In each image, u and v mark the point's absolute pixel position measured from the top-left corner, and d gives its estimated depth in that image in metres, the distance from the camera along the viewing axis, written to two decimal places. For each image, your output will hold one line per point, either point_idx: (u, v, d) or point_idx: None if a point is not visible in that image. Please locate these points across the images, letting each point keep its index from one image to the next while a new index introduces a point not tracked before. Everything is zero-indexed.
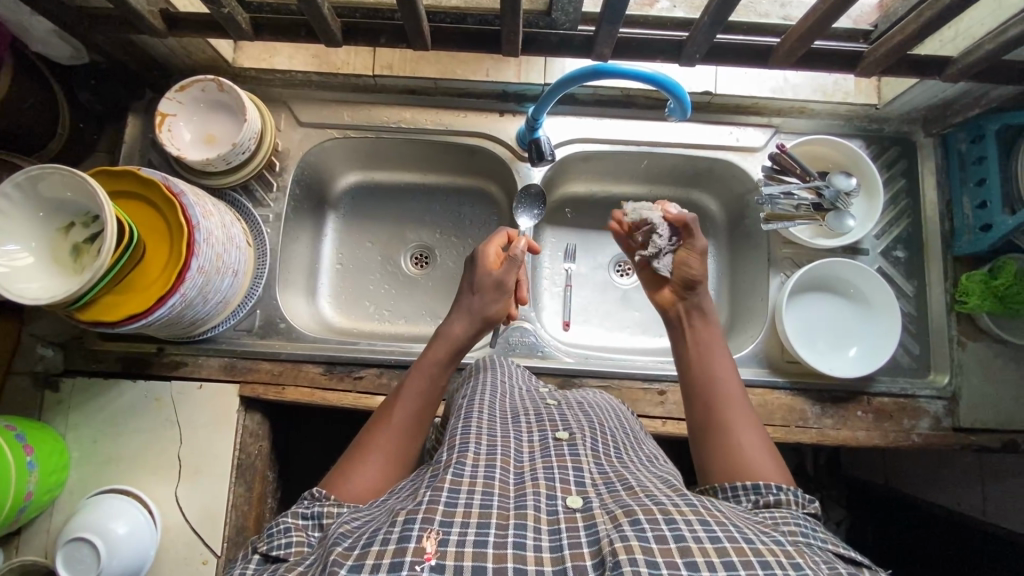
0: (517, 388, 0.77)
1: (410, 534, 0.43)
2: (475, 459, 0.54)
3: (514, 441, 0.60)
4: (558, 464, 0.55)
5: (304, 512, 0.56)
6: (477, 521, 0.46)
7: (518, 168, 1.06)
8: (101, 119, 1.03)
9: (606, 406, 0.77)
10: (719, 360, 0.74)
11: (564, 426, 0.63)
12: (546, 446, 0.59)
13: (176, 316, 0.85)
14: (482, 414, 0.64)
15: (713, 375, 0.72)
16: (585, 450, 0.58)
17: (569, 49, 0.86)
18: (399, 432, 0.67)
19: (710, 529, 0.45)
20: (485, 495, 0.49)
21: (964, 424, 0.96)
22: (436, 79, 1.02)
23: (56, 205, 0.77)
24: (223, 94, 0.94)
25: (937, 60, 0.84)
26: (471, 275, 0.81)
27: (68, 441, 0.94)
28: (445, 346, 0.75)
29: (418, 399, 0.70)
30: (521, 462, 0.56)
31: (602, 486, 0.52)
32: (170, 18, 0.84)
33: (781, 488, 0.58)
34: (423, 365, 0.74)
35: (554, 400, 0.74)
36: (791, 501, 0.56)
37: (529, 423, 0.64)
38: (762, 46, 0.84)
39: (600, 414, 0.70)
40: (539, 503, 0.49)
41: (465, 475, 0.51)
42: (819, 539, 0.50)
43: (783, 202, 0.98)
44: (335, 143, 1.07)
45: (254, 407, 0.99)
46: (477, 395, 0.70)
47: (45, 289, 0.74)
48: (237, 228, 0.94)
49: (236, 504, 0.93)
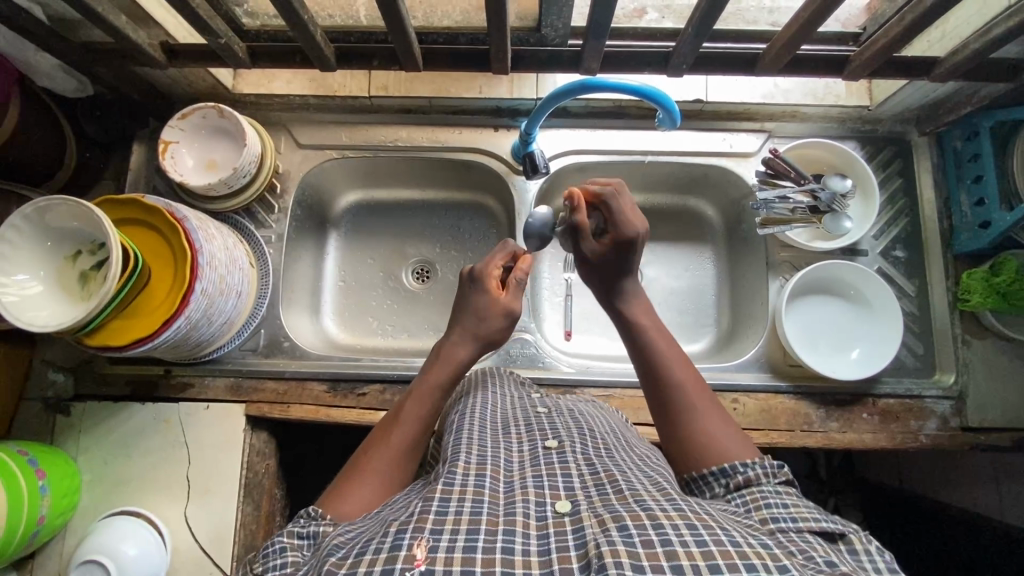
0: (511, 396, 0.79)
1: (402, 542, 0.44)
2: (467, 467, 0.54)
3: (504, 451, 0.61)
4: (548, 473, 0.56)
5: (300, 532, 0.56)
6: (466, 527, 0.46)
7: (514, 182, 1.07)
8: (107, 148, 1.06)
9: (596, 412, 0.77)
10: (653, 334, 0.76)
11: (554, 433, 0.64)
12: (536, 455, 0.60)
13: (182, 338, 0.87)
14: (472, 426, 0.65)
15: (649, 347, 0.74)
16: (575, 455, 0.59)
17: (559, 65, 0.88)
18: (396, 454, 0.67)
19: (697, 532, 0.45)
20: (475, 502, 0.50)
21: (973, 423, 0.94)
22: (431, 97, 1.04)
23: (62, 234, 0.79)
24: (224, 120, 0.97)
25: (923, 61, 0.84)
26: (478, 300, 0.80)
27: (80, 464, 0.96)
28: (446, 369, 0.75)
29: (418, 421, 0.70)
30: (510, 472, 0.57)
31: (592, 488, 0.53)
32: (170, 49, 0.87)
33: (747, 464, 0.61)
34: (424, 388, 0.73)
35: (545, 408, 0.74)
36: (760, 475, 0.59)
37: (519, 433, 0.65)
38: (748, 54, 0.86)
39: (589, 420, 0.71)
40: (528, 510, 0.50)
41: (455, 484, 0.51)
42: (789, 519, 0.52)
43: (779, 206, 0.99)
44: (334, 163, 1.09)
45: (260, 426, 1.00)
46: (472, 408, 0.71)
47: (54, 316, 0.77)
48: (240, 251, 0.96)
49: (244, 523, 0.94)
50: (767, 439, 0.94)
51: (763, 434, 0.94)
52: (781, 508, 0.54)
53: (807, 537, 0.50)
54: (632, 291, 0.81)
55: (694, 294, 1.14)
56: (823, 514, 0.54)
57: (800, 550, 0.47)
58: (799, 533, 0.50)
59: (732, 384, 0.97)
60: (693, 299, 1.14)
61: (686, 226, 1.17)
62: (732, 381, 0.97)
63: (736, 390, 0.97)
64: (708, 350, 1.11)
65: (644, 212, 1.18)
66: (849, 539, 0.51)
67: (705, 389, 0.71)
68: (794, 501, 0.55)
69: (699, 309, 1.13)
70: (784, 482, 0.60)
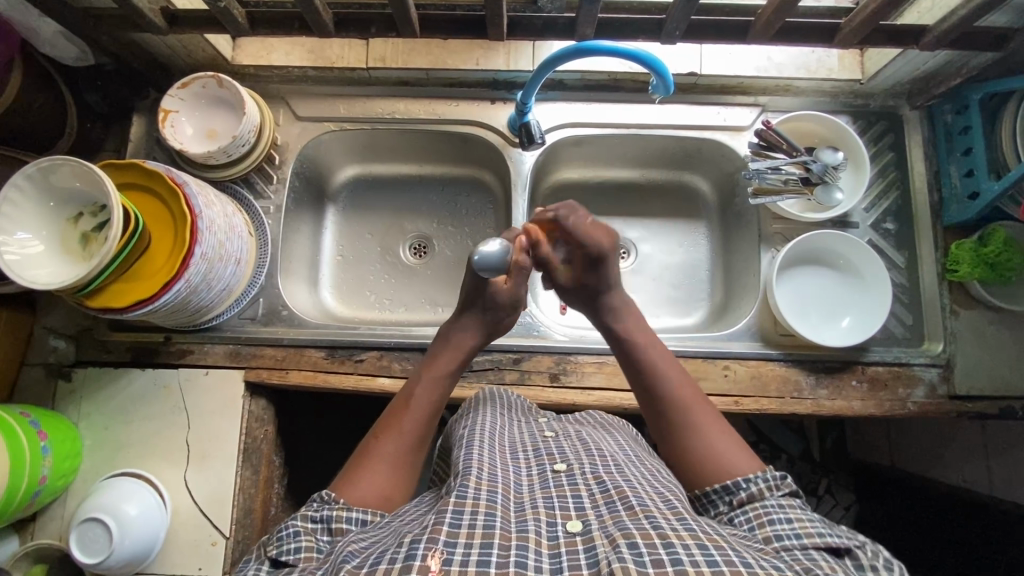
0: (520, 421, 0.81)
1: (416, 554, 0.46)
2: (478, 482, 0.56)
3: (513, 473, 0.62)
4: (558, 494, 0.57)
5: (313, 515, 0.59)
6: (480, 542, 0.48)
7: (509, 154, 1.08)
8: (108, 119, 1.08)
9: (605, 432, 0.79)
10: (648, 352, 0.76)
11: (563, 457, 0.66)
12: (545, 477, 0.61)
13: (182, 302, 0.88)
14: (482, 443, 0.67)
15: (646, 366, 0.75)
16: (584, 476, 0.60)
17: (554, 32, 0.88)
18: (407, 441, 0.69)
19: (707, 552, 0.46)
20: (487, 515, 0.51)
21: (960, 391, 0.96)
22: (428, 69, 1.05)
23: (68, 195, 0.81)
24: (222, 90, 0.98)
25: (913, 29, 0.86)
26: (485, 290, 0.78)
27: (81, 429, 0.97)
28: (456, 355, 0.77)
29: (428, 408, 0.73)
30: (521, 492, 0.58)
31: (602, 507, 0.54)
32: (170, 15, 0.87)
33: (750, 480, 0.61)
34: (433, 374, 0.75)
35: (552, 432, 0.76)
36: (764, 489, 0.60)
37: (526, 458, 0.67)
38: (741, 22, 0.87)
39: (598, 441, 0.72)
40: (540, 528, 0.51)
41: (468, 497, 0.53)
42: (794, 536, 0.54)
43: (771, 177, 1.00)
44: (332, 136, 1.10)
45: (259, 393, 1.01)
46: (479, 426, 0.74)
47: (54, 275, 0.78)
48: (238, 218, 0.97)
49: (243, 487, 0.95)
50: (757, 405, 0.96)
51: (754, 400, 0.96)
52: (785, 523, 0.56)
53: (812, 554, 0.50)
54: (620, 306, 0.80)
55: (688, 268, 1.16)
56: (828, 527, 0.55)
57: (806, 568, 0.48)
58: (803, 550, 0.51)
59: (723, 352, 0.98)
60: (686, 274, 1.15)
61: (680, 202, 1.18)
62: (723, 349, 0.99)
63: (728, 358, 0.98)
64: (701, 323, 1.12)
65: (639, 187, 1.19)
66: (855, 555, 0.51)
67: (709, 408, 0.72)
68: (798, 515, 0.57)
69: (692, 284, 1.15)
70: (788, 494, 0.61)
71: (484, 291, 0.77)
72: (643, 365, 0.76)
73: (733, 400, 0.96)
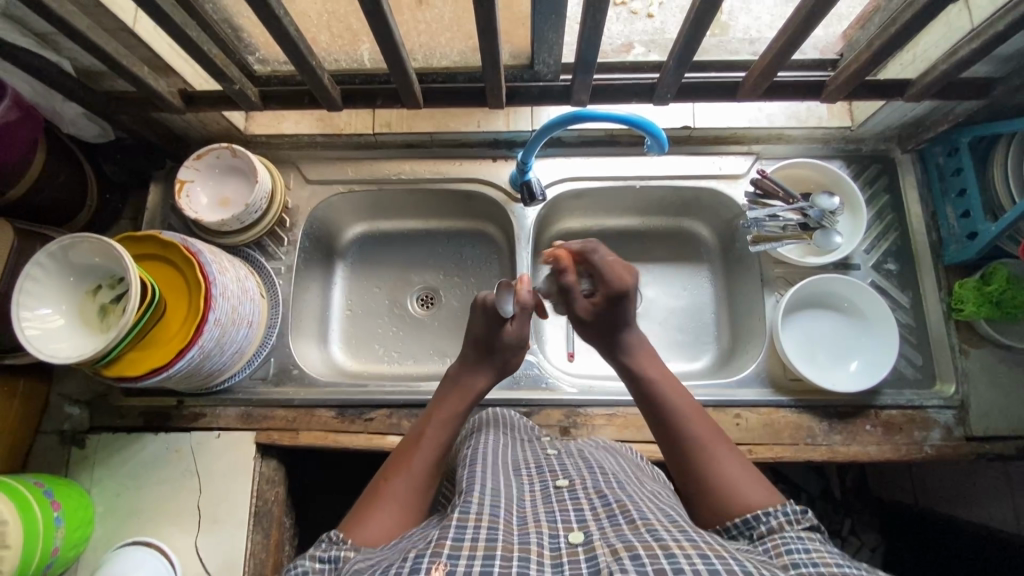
0: (520, 438, 0.80)
1: (420, 567, 0.46)
2: (480, 499, 0.56)
3: (517, 489, 0.61)
4: (561, 508, 0.57)
5: (322, 556, 0.56)
6: (482, 553, 0.48)
7: (512, 209, 1.11)
8: (126, 189, 1.13)
9: (606, 452, 0.78)
10: (663, 385, 0.76)
11: (564, 472, 0.65)
12: (548, 493, 0.61)
13: (196, 368, 0.90)
14: (484, 460, 0.66)
15: (657, 396, 0.75)
16: (587, 490, 0.60)
17: (551, 98, 0.93)
18: (417, 479, 0.67)
19: (709, 561, 0.46)
20: (490, 530, 0.51)
21: (976, 432, 0.95)
22: (432, 132, 1.10)
23: (86, 269, 0.84)
24: (236, 159, 1.02)
25: (896, 83, 0.89)
26: (489, 329, 0.81)
27: (93, 496, 0.97)
28: (464, 397, 0.78)
29: (439, 447, 0.72)
30: (523, 507, 0.58)
31: (605, 520, 0.53)
32: (188, 96, 0.93)
33: (770, 513, 0.59)
34: (441, 416, 0.75)
35: (555, 449, 0.75)
36: (783, 523, 0.57)
37: (530, 473, 0.66)
38: (729, 82, 0.91)
39: (601, 460, 0.71)
40: (541, 542, 0.51)
41: (471, 513, 0.53)
42: (810, 563, 0.50)
43: (769, 224, 1.02)
44: (340, 197, 1.14)
45: (270, 454, 1.01)
46: (485, 443, 0.73)
47: (73, 347, 0.80)
48: (251, 282, 1.00)
49: (254, 551, 0.94)
50: (771, 453, 0.94)
51: (768, 449, 0.95)
52: (801, 552, 0.52)
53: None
54: (635, 341, 0.82)
55: (694, 311, 1.16)
56: (848, 559, 0.51)
57: None
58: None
59: (734, 400, 0.98)
60: (692, 317, 1.16)
61: (682, 246, 1.20)
62: (733, 397, 0.98)
63: (739, 406, 0.98)
64: (709, 367, 1.12)
65: (641, 234, 1.21)
66: None
67: (720, 435, 0.70)
68: (817, 546, 0.53)
69: (699, 327, 1.15)
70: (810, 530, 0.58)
71: (490, 337, 0.82)
72: (658, 399, 0.74)
73: (746, 448, 0.95)
